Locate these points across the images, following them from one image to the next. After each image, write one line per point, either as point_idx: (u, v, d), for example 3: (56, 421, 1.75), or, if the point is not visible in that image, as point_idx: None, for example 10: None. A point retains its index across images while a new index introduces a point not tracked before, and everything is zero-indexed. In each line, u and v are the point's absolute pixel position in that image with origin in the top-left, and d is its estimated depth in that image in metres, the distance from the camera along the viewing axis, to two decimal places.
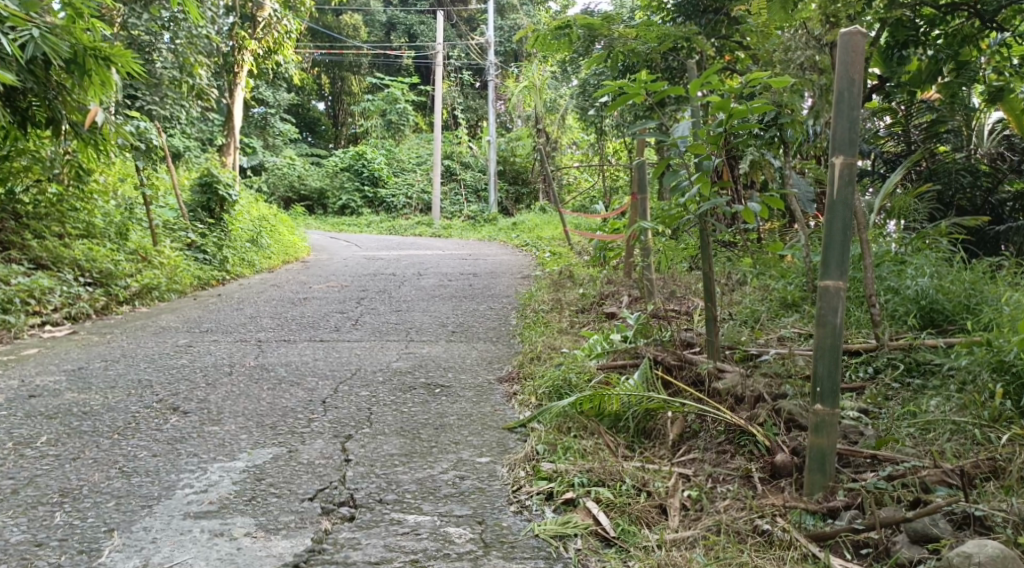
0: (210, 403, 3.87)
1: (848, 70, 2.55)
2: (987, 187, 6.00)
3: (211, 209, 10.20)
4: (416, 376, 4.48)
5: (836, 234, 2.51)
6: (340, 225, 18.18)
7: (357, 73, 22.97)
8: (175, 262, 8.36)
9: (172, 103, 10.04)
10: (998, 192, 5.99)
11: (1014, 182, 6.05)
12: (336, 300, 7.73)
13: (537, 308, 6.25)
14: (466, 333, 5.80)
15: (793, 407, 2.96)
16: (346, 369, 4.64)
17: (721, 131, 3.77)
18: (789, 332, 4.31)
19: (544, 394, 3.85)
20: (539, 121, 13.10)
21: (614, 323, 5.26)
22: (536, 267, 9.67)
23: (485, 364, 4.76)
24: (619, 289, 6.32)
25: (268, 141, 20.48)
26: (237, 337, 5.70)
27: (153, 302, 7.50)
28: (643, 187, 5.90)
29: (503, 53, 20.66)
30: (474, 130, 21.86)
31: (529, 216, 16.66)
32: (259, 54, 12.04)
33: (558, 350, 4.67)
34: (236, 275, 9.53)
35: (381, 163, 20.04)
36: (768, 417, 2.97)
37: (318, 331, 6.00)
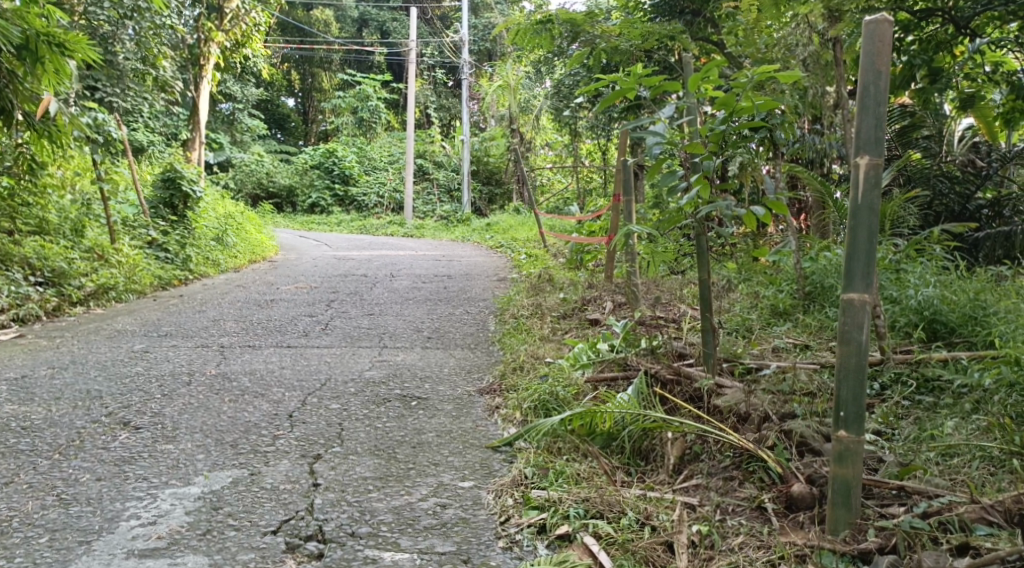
0: (164, 416, 3.57)
1: (873, 61, 2.29)
2: (963, 194, 5.87)
3: (174, 205, 9.83)
4: (391, 387, 4.20)
5: (861, 243, 2.26)
6: (310, 224, 17.81)
7: (327, 69, 22.59)
8: (134, 261, 8.04)
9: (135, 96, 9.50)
10: (975, 199, 5.83)
11: (987, 189, 5.91)
12: (305, 303, 7.41)
13: (516, 313, 6.00)
14: (442, 339, 5.53)
15: (805, 430, 2.72)
16: (315, 379, 4.35)
17: (723, 130, 3.50)
18: (785, 344, 4.09)
19: (529, 409, 3.60)
20: (514, 121, 12.85)
21: (598, 331, 5.03)
22: (512, 270, 9.41)
23: (463, 374, 4.49)
24: (600, 294, 6.10)
25: (236, 137, 20.05)
26: (198, 342, 5.39)
27: (109, 303, 7.20)
28: (628, 189, 5.68)
29: (477, 51, 20.39)
30: (448, 129, 21.59)
31: (503, 217, 16.41)
32: (227, 46, 11.64)
33: (541, 360, 4.42)
34: (200, 275, 9.18)
35: (352, 160, 19.67)
36: (778, 440, 2.74)
37: (285, 336, 5.70)
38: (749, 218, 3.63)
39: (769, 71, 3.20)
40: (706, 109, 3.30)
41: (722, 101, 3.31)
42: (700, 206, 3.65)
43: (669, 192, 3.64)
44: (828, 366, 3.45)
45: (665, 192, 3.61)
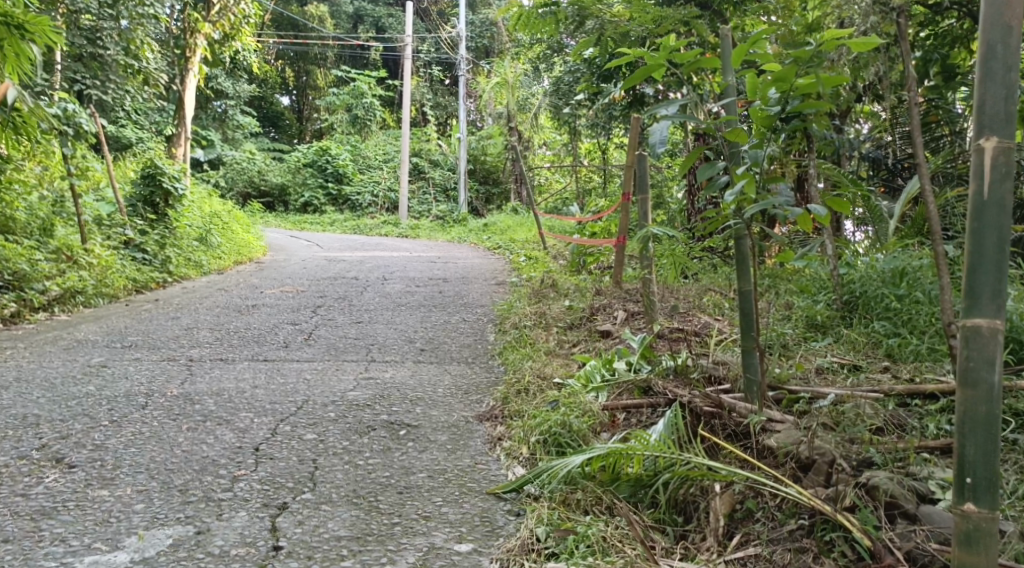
0: (106, 449, 3.03)
1: (1000, 14, 1.88)
2: None
3: (155, 203, 9.26)
4: (377, 412, 3.64)
5: (990, 254, 1.87)
6: (302, 223, 17.24)
7: (321, 66, 22.01)
8: (106, 263, 7.49)
9: (116, 88, 8.99)
10: None
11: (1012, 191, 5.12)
12: (288, 309, 6.83)
13: (518, 322, 5.44)
14: (436, 352, 4.99)
15: (895, 489, 2.28)
16: (291, 400, 3.81)
17: (778, 111, 2.78)
18: (829, 363, 3.56)
19: (538, 443, 3.07)
20: (512, 118, 12.39)
21: (611, 346, 4.50)
22: (512, 273, 8.90)
23: (460, 395, 3.95)
24: (611, 302, 5.57)
25: (227, 134, 19.51)
26: (164, 355, 4.83)
27: (75, 309, 6.68)
28: (642, 185, 5.12)
29: (474, 48, 19.88)
30: (444, 128, 21.08)
31: (501, 217, 15.87)
32: (215, 39, 11.04)
33: (548, 381, 3.86)
34: (180, 277, 8.63)
35: (346, 159, 19.07)
36: (860, 499, 2.28)
37: (263, 348, 5.15)
38: (804, 220, 2.97)
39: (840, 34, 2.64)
40: (760, 84, 2.69)
41: (782, 74, 2.69)
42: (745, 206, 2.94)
43: (711, 193, 2.91)
44: (892, 393, 2.90)
45: (704, 191, 2.89)
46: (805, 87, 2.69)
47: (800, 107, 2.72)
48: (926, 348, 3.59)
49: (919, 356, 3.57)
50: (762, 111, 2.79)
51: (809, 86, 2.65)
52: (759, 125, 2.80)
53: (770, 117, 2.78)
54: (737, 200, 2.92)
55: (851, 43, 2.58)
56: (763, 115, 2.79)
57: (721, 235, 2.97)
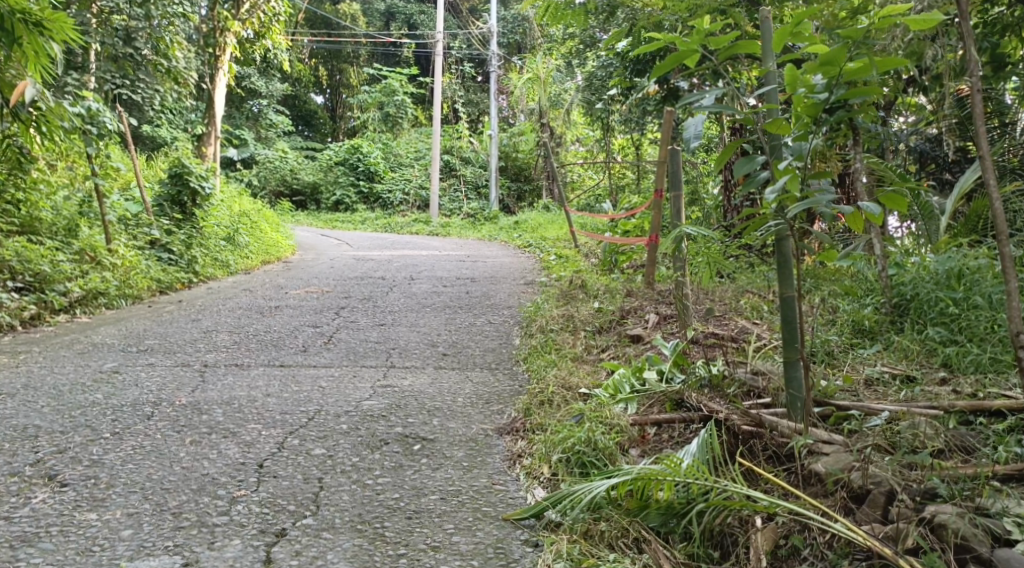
0: (102, 466, 2.86)
1: None
2: None
3: (182, 203, 9.15)
4: (391, 424, 3.45)
5: None
6: (333, 222, 17.15)
7: (354, 65, 21.92)
8: (130, 263, 7.38)
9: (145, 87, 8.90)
10: None
11: None
12: (311, 310, 6.68)
13: (545, 324, 5.22)
14: (459, 357, 4.79)
15: (966, 529, 2.08)
16: (303, 411, 3.63)
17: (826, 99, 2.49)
18: (879, 374, 3.31)
19: (560, 463, 2.84)
20: (543, 114, 12.14)
21: (642, 352, 4.27)
22: (542, 272, 8.68)
23: (481, 404, 3.74)
24: (643, 304, 5.34)
25: (260, 133, 19.51)
26: (178, 360, 4.66)
27: (97, 310, 6.60)
28: (675, 183, 4.85)
29: (506, 44, 19.64)
30: (476, 125, 20.89)
31: (533, 214, 15.63)
32: (245, 37, 10.89)
33: (574, 390, 3.63)
34: (206, 277, 8.52)
35: (378, 157, 18.95)
36: (926, 540, 2.10)
37: (280, 352, 4.98)
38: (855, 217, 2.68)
39: (896, 11, 2.39)
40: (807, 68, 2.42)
41: (829, 57, 2.42)
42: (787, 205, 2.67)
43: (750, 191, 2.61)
44: (953, 410, 2.65)
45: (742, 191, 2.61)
46: (855, 70, 2.42)
47: (849, 92, 2.44)
48: (987, 358, 3.31)
49: (979, 366, 3.30)
50: (807, 98, 2.51)
51: (860, 69, 2.38)
52: (804, 114, 2.53)
53: (818, 105, 2.49)
54: (778, 199, 2.64)
55: (910, 19, 2.32)
56: (807, 103, 2.51)
57: (762, 237, 2.66)
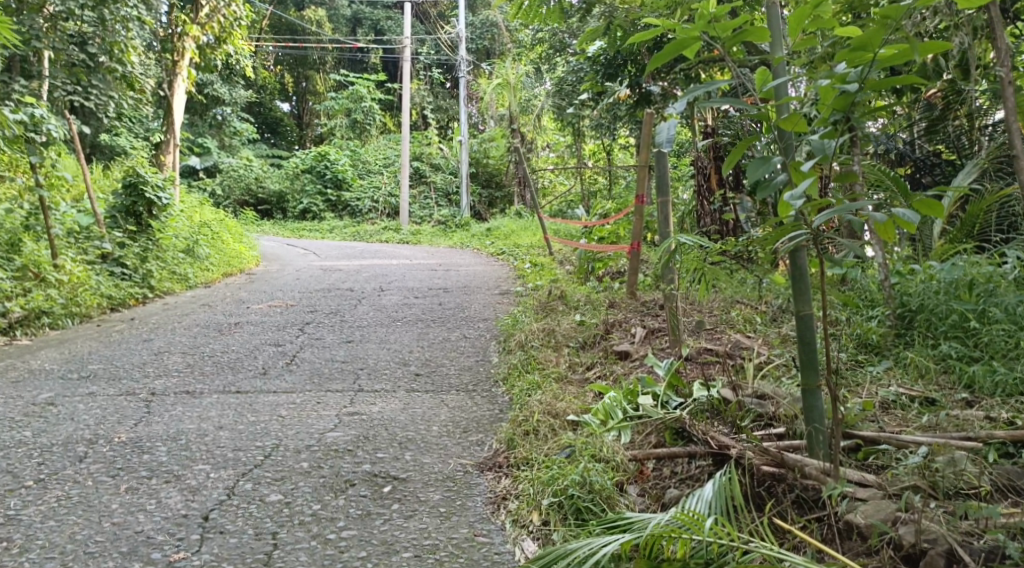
0: (18, 525, 2.50)
1: None
2: None
3: (137, 214, 8.65)
4: (354, 461, 3.08)
5: None
6: (300, 231, 16.69)
7: (321, 71, 21.47)
8: (80, 278, 6.94)
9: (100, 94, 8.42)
10: None
11: None
12: (273, 327, 6.26)
13: (523, 339, 4.88)
14: (432, 377, 4.42)
15: None
16: (258, 446, 3.25)
17: (856, 89, 2.12)
18: (896, 397, 2.99)
19: (551, 508, 2.50)
20: (513, 120, 11.79)
21: (629, 371, 3.95)
22: (517, 281, 8.33)
23: (455, 434, 3.38)
24: (627, 317, 5.01)
25: (225, 141, 19.06)
26: (123, 389, 4.26)
27: (41, 331, 6.21)
28: (663, 187, 4.51)
29: (476, 50, 19.29)
30: (445, 131, 20.50)
31: (505, 221, 15.27)
32: (205, 42, 10.35)
33: (560, 417, 3.28)
34: (162, 293, 8.08)
35: (345, 164, 18.47)
36: None
37: (237, 376, 4.57)
38: (886, 227, 2.31)
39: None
40: (839, 53, 2.06)
41: (864, 37, 2.05)
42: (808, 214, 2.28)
43: (768, 194, 2.21)
44: (992, 440, 2.35)
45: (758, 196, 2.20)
46: (892, 54, 2.07)
47: (885, 80, 2.08)
48: (1015, 379, 3.01)
49: (1006, 387, 3.00)
50: (834, 87, 2.15)
51: (900, 52, 2.03)
52: (832, 107, 2.16)
53: (848, 95, 2.13)
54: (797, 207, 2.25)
55: None
56: (834, 93, 2.14)
57: (779, 251, 2.26)
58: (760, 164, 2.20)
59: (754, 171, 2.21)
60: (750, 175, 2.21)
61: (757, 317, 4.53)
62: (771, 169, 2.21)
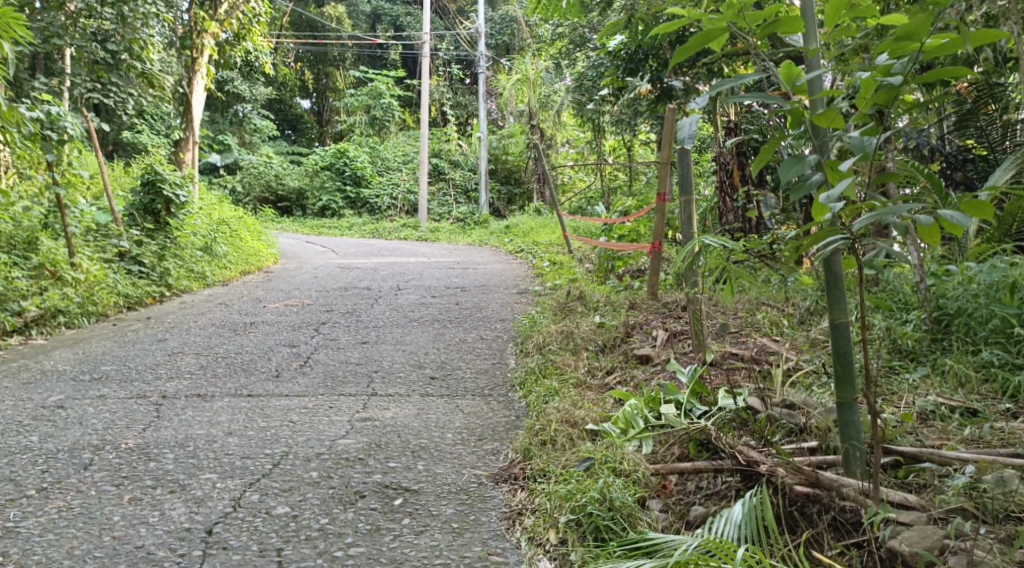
0: (18, 540, 2.44)
1: None
2: None
3: (155, 211, 8.61)
4: (367, 469, 2.99)
5: None
6: (319, 228, 16.66)
7: (341, 68, 21.45)
8: (96, 277, 6.90)
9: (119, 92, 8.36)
10: None
11: None
12: (289, 327, 6.19)
13: (541, 341, 4.77)
14: (448, 380, 4.32)
15: None
16: (268, 453, 3.17)
17: (900, 84, 1.97)
18: (933, 407, 2.86)
19: (570, 526, 2.40)
20: (533, 117, 11.64)
21: (651, 376, 3.83)
22: (536, 279, 8.22)
23: (471, 441, 3.28)
24: (648, 318, 4.89)
25: (244, 138, 19.07)
26: (134, 391, 4.18)
27: (57, 330, 6.17)
28: (687, 185, 4.39)
29: (495, 46, 19.17)
30: (464, 128, 20.40)
31: (524, 218, 15.14)
32: (224, 39, 10.27)
33: (579, 425, 3.17)
34: (180, 291, 8.04)
35: (365, 161, 18.41)
36: None
37: (251, 378, 4.49)
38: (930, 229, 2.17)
39: None
40: (882, 44, 1.92)
41: (910, 28, 1.90)
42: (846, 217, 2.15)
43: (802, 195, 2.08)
44: None
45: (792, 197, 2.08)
46: (940, 43, 1.92)
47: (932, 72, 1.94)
48: None
49: None
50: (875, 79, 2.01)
51: (949, 44, 1.87)
52: (874, 102, 2.03)
53: (891, 89, 1.99)
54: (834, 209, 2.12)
55: None
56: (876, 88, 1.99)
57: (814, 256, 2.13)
58: (792, 164, 2.08)
59: (786, 171, 2.08)
60: (783, 175, 2.08)
61: (783, 320, 4.40)
62: (805, 170, 2.08)
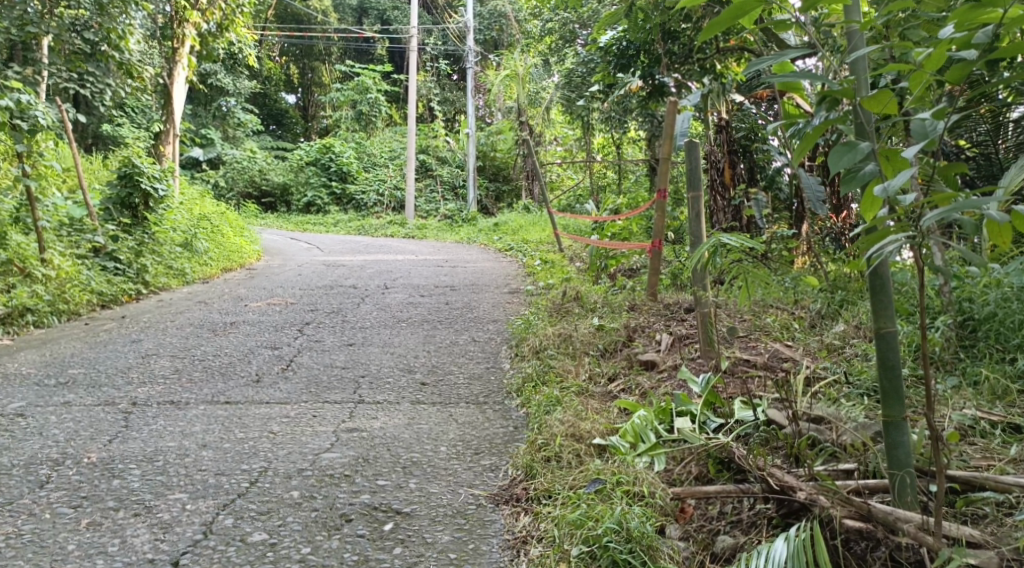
0: None
1: None
2: None
3: (133, 206, 8.30)
4: (352, 487, 2.72)
5: None
6: (304, 224, 16.33)
7: (326, 62, 21.15)
8: (68, 273, 6.59)
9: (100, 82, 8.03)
10: None
11: None
12: (271, 327, 5.90)
13: (537, 344, 4.50)
14: (439, 387, 4.04)
15: None
16: (244, 469, 2.89)
17: (976, 60, 1.72)
18: (973, 422, 2.62)
19: (582, 559, 2.16)
20: (523, 113, 11.35)
21: (659, 384, 3.58)
22: (528, 279, 7.96)
23: (466, 456, 3.01)
24: (650, 321, 4.64)
25: (228, 133, 18.72)
26: (102, 398, 3.89)
27: (25, 329, 5.86)
28: (694, 181, 4.13)
29: (483, 41, 18.87)
30: (452, 124, 20.11)
31: (513, 216, 14.86)
32: (207, 29, 9.82)
33: (585, 438, 2.91)
34: (157, 289, 7.72)
35: (351, 157, 18.07)
36: None
37: (229, 383, 4.20)
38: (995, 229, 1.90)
39: None
40: (959, 10, 1.67)
41: None
42: (903, 215, 1.88)
43: (855, 186, 1.81)
44: None
45: (844, 189, 1.80)
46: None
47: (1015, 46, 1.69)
48: None
49: None
50: (944, 54, 1.76)
51: None
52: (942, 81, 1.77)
53: (965, 66, 1.74)
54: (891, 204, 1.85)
55: None
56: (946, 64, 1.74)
57: (868, 258, 1.84)
58: (846, 150, 1.80)
59: (838, 158, 1.80)
60: (834, 163, 1.80)
61: (795, 325, 4.15)
62: (860, 159, 1.81)
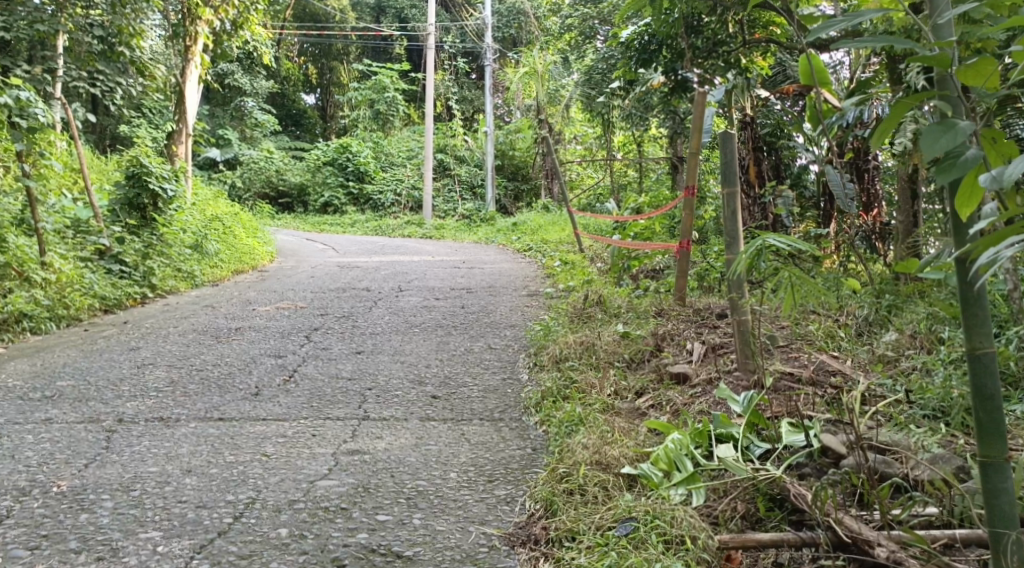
0: None
1: None
2: None
3: (141, 206, 8.00)
4: (350, 524, 2.39)
5: None
6: (321, 225, 16.06)
7: (344, 61, 20.85)
8: (69, 277, 6.31)
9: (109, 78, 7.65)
10: None
11: None
12: (278, 333, 5.60)
13: (558, 353, 4.15)
14: (451, 401, 3.70)
15: None
16: (230, 501, 2.56)
17: None
18: None
19: None
20: (541, 110, 11.00)
21: (692, 401, 3.23)
22: (548, 281, 7.61)
23: (478, 485, 2.67)
24: (680, 327, 4.29)
25: (245, 132, 18.48)
26: (86, 414, 3.59)
27: (20, 336, 5.59)
28: (730, 174, 3.75)
29: (501, 38, 18.51)
30: (470, 123, 19.79)
31: (532, 215, 14.49)
32: (219, 26, 9.50)
33: (612, 465, 2.57)
34: (164, 292, 7.45)
35: (368, 156, 17.78)
36: None
37: (224, 397, 3.88)
38: None
39: None
40: None
41: None
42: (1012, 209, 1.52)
43: (954, 175, 1.47)
44: None
45: (939, 180, 1.46)
46: None
47: None
48: None
49: None
50: None
51: None
52: None
53: None
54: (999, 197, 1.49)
55: None
56: None
57: (975, 265, 1.48)
58: (943, 132, 1.46)
59: (933, 141, 1.46)
60: (927, 146, 1.46)
61: (839, 333, 3.80)
62: (961, 141, 1.46)
